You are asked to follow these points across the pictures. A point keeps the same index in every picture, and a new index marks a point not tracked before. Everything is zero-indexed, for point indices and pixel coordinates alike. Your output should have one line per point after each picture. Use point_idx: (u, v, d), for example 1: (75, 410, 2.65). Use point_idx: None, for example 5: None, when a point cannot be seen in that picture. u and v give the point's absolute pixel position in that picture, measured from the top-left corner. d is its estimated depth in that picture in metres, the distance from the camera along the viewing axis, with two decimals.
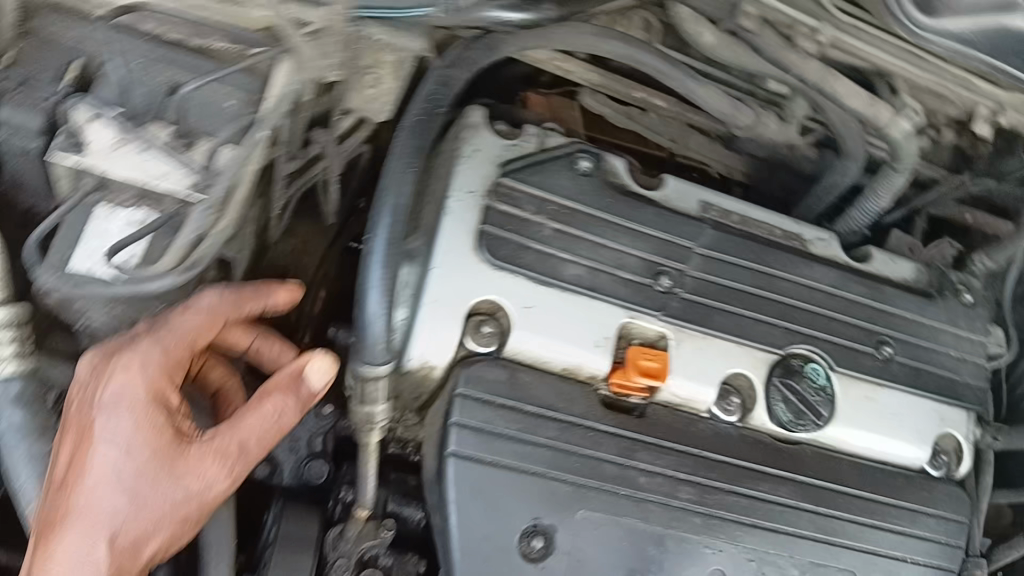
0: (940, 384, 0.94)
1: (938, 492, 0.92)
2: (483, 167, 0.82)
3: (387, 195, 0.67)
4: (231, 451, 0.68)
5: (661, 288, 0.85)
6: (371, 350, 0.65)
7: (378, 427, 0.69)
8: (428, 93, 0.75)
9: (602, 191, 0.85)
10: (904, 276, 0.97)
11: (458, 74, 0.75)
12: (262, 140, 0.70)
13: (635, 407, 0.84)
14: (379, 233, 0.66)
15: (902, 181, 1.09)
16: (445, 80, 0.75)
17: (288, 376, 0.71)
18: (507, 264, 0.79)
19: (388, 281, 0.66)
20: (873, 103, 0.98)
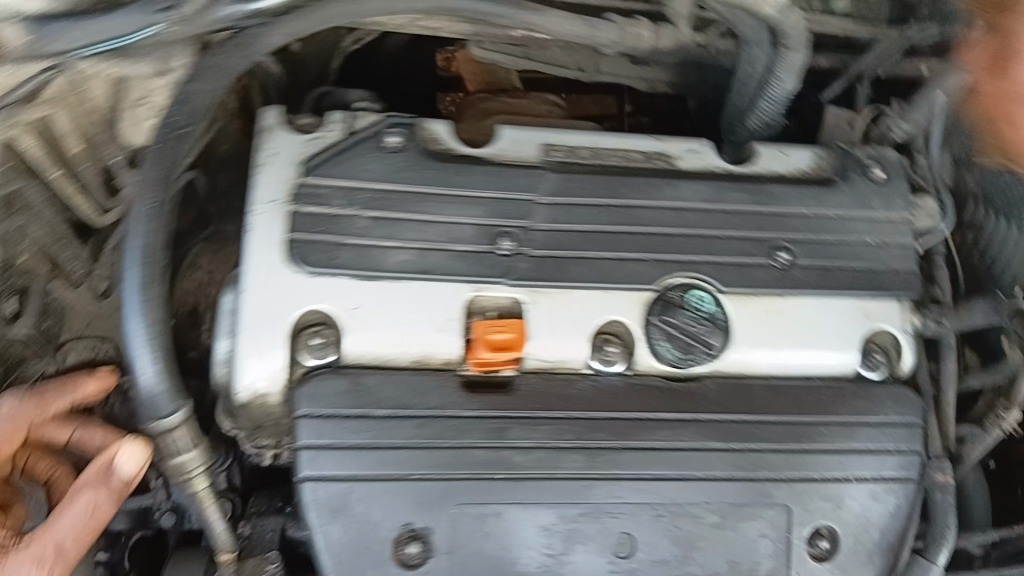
0: (859, 278, 0.83)
1: (879, 395, 0.82)
2: (283, 171, 0.77)
3: (135, 238, 0.64)
4: (43, 553, 0.69)
5: (503, 253, 0.78)
6: (155, 401, 0.64)
7: (200, 474, 0.68)
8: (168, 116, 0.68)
9: (418, 163, 0.78)
10: (800, 167, 0.86)
11: (199, 88, 0.69)
12: None
13: (510, 380, 0.78)
14: (131, 279, 0.63)
15: (801, 57, 0.97)
16: (186, 97, 0.69)
17: (97, 470, 0.72)
18: (323, 268, 0.75)
19: (152, 324, 0.64)
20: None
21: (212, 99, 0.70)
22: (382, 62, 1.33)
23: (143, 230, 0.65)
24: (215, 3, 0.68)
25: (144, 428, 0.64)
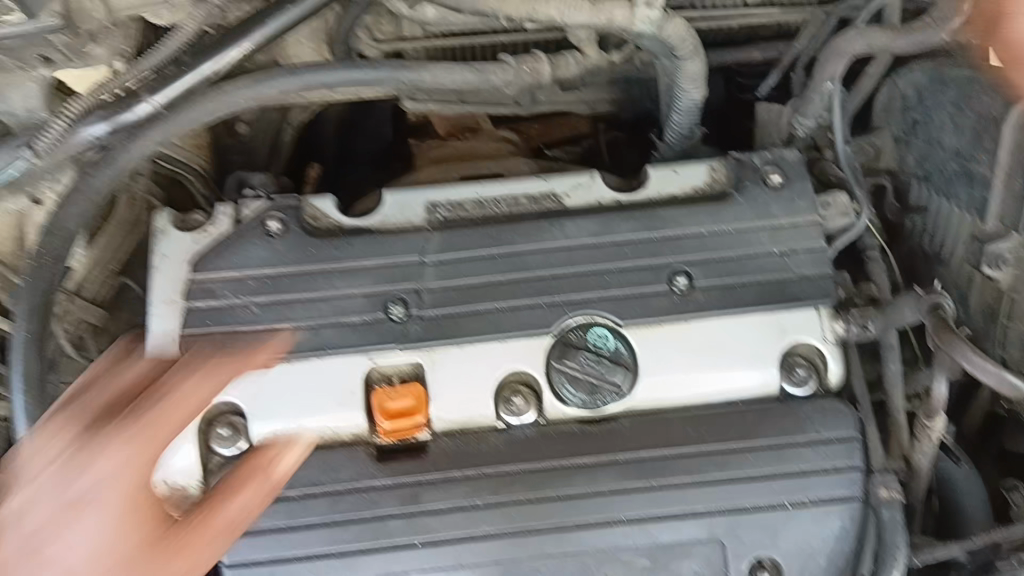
0: (768, 292, 0.81)
1: (801, 411, 0.80)
2: (176, 270, 0.79)
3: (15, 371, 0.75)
4: None
5: (394, 319, 0.79)
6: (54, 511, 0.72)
7: None
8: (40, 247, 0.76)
9: (301, 245, 0.80)
10: (694, 184, 0.84)
11: (68, 212, 0.76)
12: None
13: (422, 445, 0.78)
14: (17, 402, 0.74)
15: (699, 64, 0.95)
16: (56, 226, 0.76)
17: None
18: (220, 359, 0.77)
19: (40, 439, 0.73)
20: (596, 5, 0.86)
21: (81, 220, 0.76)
22: (330, 133, 1.36)
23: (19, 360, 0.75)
24: (75, 126, 0.75)
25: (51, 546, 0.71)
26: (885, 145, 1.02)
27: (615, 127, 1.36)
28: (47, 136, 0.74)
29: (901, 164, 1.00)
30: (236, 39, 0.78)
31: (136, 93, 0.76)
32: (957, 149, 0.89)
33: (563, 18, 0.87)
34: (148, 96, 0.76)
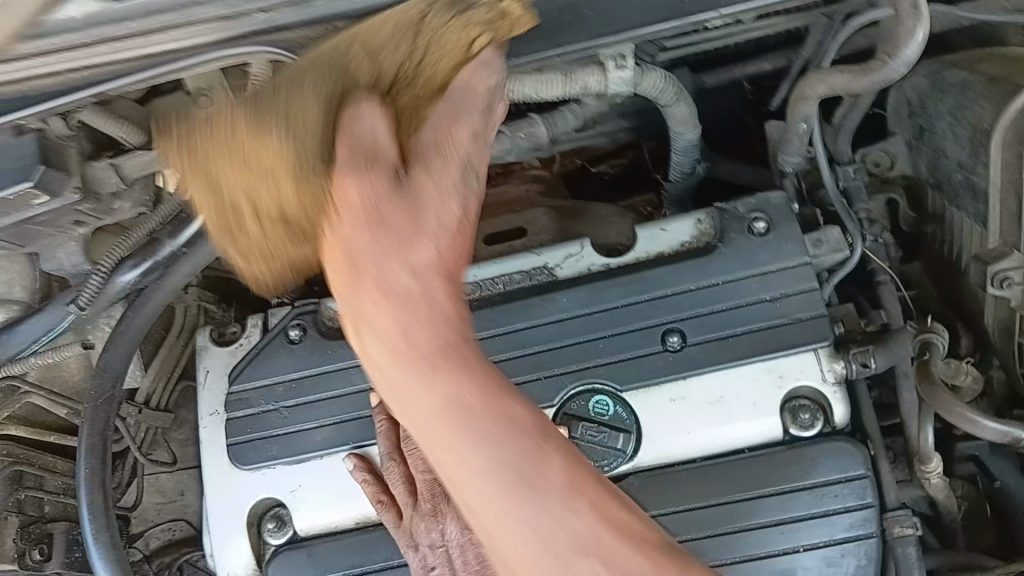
0: (761, 340, 0.80)
1: (812, 452, 0.79)
2: (219, 383, 0.90)
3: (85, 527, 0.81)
4: None
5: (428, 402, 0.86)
6: None
7: None
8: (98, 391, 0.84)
9: (317, 349, 0.88)
10: (680, 240, 0.85)
11: (113, 355, 0.84)
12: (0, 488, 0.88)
13: None
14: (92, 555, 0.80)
15: (685, 108, 0.94)
16: (106, 368, 0.84)
17: None
18: (259, 462, 0.86)
19: (111, 566, 0.79)
20: (569, 77, 0.88)
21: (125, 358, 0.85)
22: None
23: (86, 489, 0.81)
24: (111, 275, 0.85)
25: None
26: (900, 151, 0.99)
27: (658, 140, 1.25)
28: (87, 292, 0.85)
29: (916, 171, 0.97)
30: None
31: (157, 239, 0.86)
32: (958, 161, 0.86)
33: (539, 93, 0.88)
34: (168, 240, 0.85)
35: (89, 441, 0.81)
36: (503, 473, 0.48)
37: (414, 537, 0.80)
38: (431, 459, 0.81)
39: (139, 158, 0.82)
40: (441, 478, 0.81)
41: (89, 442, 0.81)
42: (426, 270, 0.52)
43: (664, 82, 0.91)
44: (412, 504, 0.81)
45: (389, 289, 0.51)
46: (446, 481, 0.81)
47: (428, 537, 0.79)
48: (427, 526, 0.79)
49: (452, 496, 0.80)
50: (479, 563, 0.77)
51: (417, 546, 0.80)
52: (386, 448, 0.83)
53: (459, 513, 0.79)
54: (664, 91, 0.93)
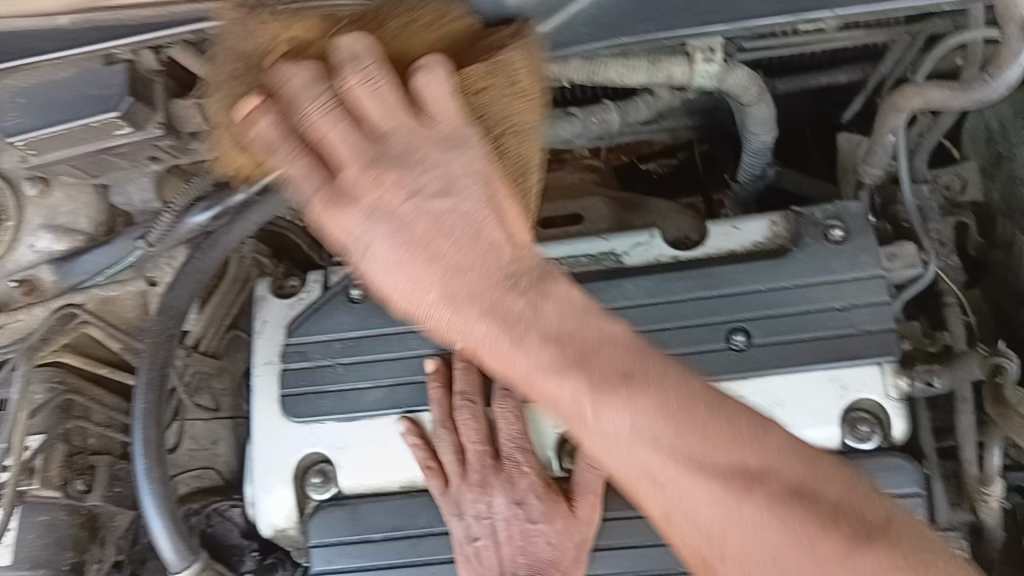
0: (827, 348, 0.81)
1: (864, 465, 0.80)
2: (275, 335, 0.90)
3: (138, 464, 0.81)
4: None
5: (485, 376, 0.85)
6: (171, 560, 0.81)
7: None
8: (161, 330, 0.84)
9: (377, 311, 0.88)
10: (753, 240, 0.84)
11: (178, 297, 0.84)
12: (46, 417, 0.88)
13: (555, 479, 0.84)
14: (144, 489, 0.81)
15: (767, 109, 0.92)
16: (170, 308, 0.84)
17: None
18: (310, 416, 0.87)
19: (160, 501, 0.81)
20: (654, 64, 0.84)
21: (188, 302, 0.85)
22: None
23: (140, 426, 0.81)
24: (182, 216, 0.85)
25: None
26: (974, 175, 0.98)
27: (710, 142, 1.23)
28: (158, 229, 0.85)
29: (987, 198, 0.97)
30: None
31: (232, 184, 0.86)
32: None
33: (622, 77, 0.86)
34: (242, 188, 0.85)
35: (148, 375, 0.82)
36: (695, 507, 0.51)
37: (459, 507, 0.81)
38: (483, 431, 0.82)
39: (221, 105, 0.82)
40: (491, 451, 0.81)
41: (148, 376, 0.82)
42: (562, 369, 0.54)
43: (748, 80, 0.88)
44: (461, 474, 0.82)
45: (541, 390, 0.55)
46: (496, 454, 0.82)
47: (474, 507, 0.80)
48: (475, 497, 0.80)
49: (503, 470, 0.80)
50: (524, 539, 0.79)
51: (462, 515, 0.81)
52: (440, 416, 0.83)
53: (509, 488, 0.80)
54: (749, 89, 0.89)
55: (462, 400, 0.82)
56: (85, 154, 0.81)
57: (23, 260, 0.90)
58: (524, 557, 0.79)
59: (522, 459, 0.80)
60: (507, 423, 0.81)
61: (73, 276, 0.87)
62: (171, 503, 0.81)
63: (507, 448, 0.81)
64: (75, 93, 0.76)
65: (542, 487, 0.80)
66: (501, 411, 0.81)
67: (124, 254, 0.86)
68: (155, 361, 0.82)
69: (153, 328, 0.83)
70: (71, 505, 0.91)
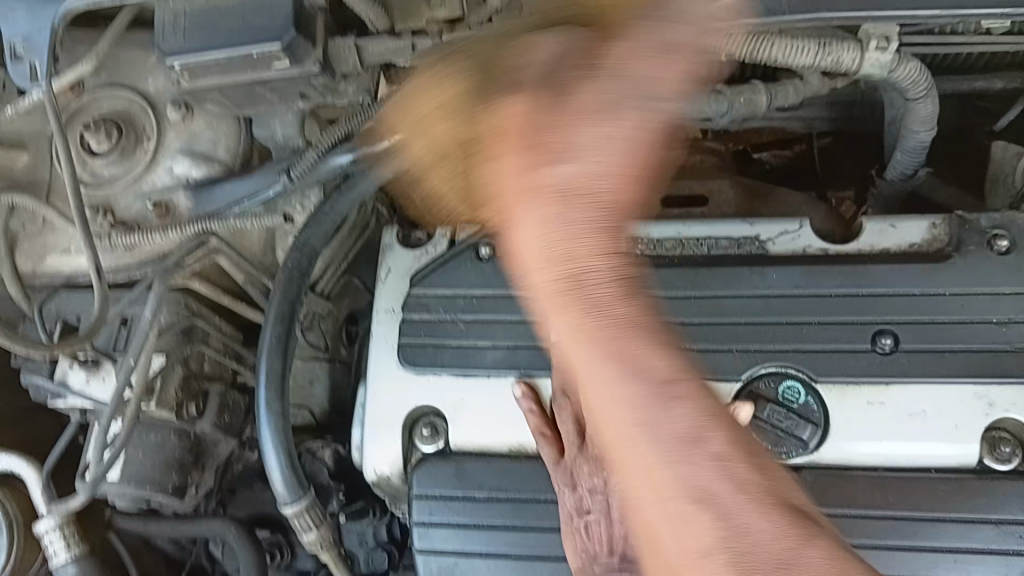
0: (977, 362, 0.77)
1: (1002, 489, 0.76)
2: (397, 284, 0.91)
3: (261, 393, 0.83)
4: None
5: None
6: (283, 492, 0.82)
7: (325, 550, 0.85)
8: (295, 265, 0.86)
9: (505, 271, 0.87)
10: (909, 241, 0.81)
11: (312, 233, 0.86)
12: (170, 339, 0.90)
13: None
14: (264, 419, 0.82)
15: (931, 105, 0.87)
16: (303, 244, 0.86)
17: None
18: (427, 368, 0.87)
19: (278, 439, 0.82)
20: (825, 48, 0.79)
21: (322, 239, 0.86)
22: None
23: (267, 359, 0.83)
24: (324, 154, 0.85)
25: (297, 528, 0.84)
26: None
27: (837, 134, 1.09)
28: (302, 166, 0.85)
29: None
30: None
31: None
32: None
33: (789, 57, 0.79)
34: None
35: (277, 315, 0.84)
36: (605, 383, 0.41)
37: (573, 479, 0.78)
38: None
39: (379, 41, 0.81)
40: None
41: (278, 313, 0.84)
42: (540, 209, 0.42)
43: (917, 75, 0.83)
44: (578, 447, 0.78)
45: (565, 244, 0.42)
46: None
47: (589, 481, 0.77)
48: (591, 471, 0.77)
49: None
50: None
51: (575, 486, 0.78)
52: (558, 385, 0.81)
53: None
54: (916, 83, 0.85)
55: None
56: (239, 82, 0.81)
57: (159, 183, 0.91)
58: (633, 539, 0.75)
59: None
60: None
61: (209, 205, 0.88)
62: (286, 435, 0.83)
63: None
64: (240, 18, 0.76)
65: None
66: None
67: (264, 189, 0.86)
68: (289, 293, 0.84)
69: (286, 263, 0.85)
70: (181, 428, 0.93)
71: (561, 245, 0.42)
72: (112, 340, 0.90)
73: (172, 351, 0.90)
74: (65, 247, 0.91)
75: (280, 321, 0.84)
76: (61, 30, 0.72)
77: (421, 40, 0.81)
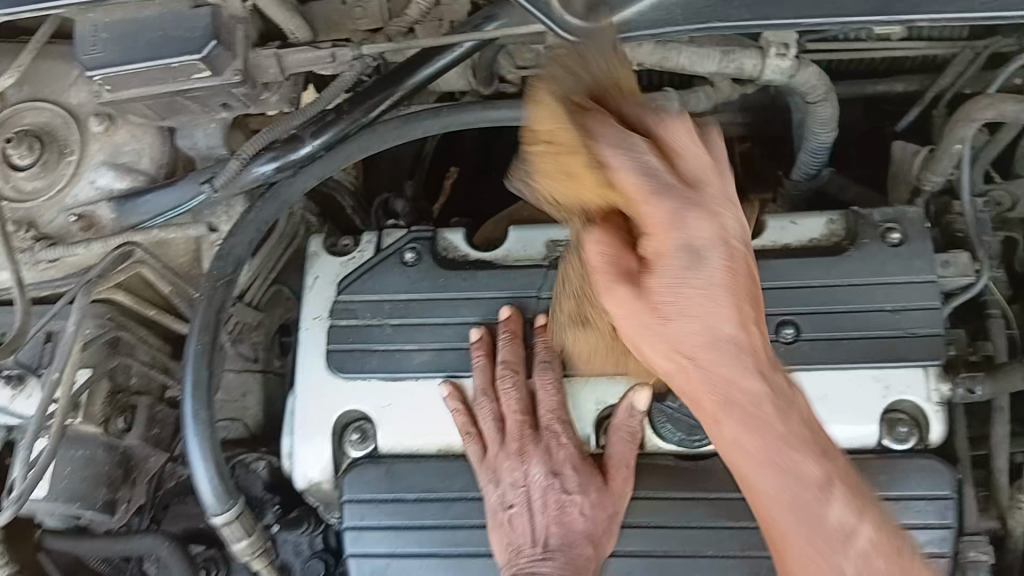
0: (875, 348, 0.82)
1: (901, 465, 0.80)
2: (324, 291, 0.92)
3: (187, 402, 0.83)
4: None
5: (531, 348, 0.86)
6: (212, 501, 0.83)
7: (256, 556, 0.86)
8: (222, 274, 0.86)
9: (429, 275, 0.90)
10: (811, 237, 0.86)
11: (237, 244, 0.87)
12: (95, 352, 0.90)
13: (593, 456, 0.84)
14: (189, 428, 0.83)
15: (830, 109, 0.92)
16: (229, 254, 0.87)
17: None
18: (356, 373, 0.88)
19: (204, 447, 0.82)
20: (726, 56, 0.84)
21: (248, 249, 0.87)
22: (469, 139, 1.29)
23: (192, 368, 0.83)
24: (248, 165, 0.86)
25: (227, 535, 0.85)
26: None
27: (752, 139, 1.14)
28: (224, 175, 0.86)
29: None
30: (388, 89, 0.86)
31: (300, 137, 0.87)
32: None
33: (691, 65, 0.85)
34: (309, 140, 0.87)
35: (202, 323, 0.84)
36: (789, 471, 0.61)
37: (496, 473, 0.81)
38: (525, 402, 0.82)
39: (300, 52, 0.83)
40: (531, 421, 0.81)
41: (203, 322, 0.84)
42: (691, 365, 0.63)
43: (815, 81, 0.89)
44: (499, 443, 0.81)
45: (682, 340, 0.61)
46: (535, 424, 0.81)
47: (511, 475, 0.80)
48: (512, 465, 0.80)
49: (541, 440, 0.80)
50: (559, 510, 0.78)
51: (499, 482, 0.80)
52: (480, 384, 0.84)
53: (547, 457, 0.79)
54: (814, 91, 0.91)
55: (504, 369, 0.83)
56: (159, 94, 0.82)
57: (82, 195, 0.91)
58: (558, 527, 0.77)
59: (563, 430, 0.80)
60: (549, 395, 0.81)
61: (134, 216, 0.88)
62: (213, 444, 0.83)
63: (546, 418, 0.81)
64: (159, 31, 0.77)
65: (580, 460, 0.79)
66: (542, 382, 0.81)
67: (186, 197, 0.87)
68: (214, 300, 0.85)
69: (213, 272, 0.86)
70: (109, 443, 0.92)
71: (689, 301, 0.60)
72: (37, 355, 0.89)
73: (98, 363, 0.90)
74: None
75: (206, 328, 0.84)
76: None
77: (341, 49, 0.83)
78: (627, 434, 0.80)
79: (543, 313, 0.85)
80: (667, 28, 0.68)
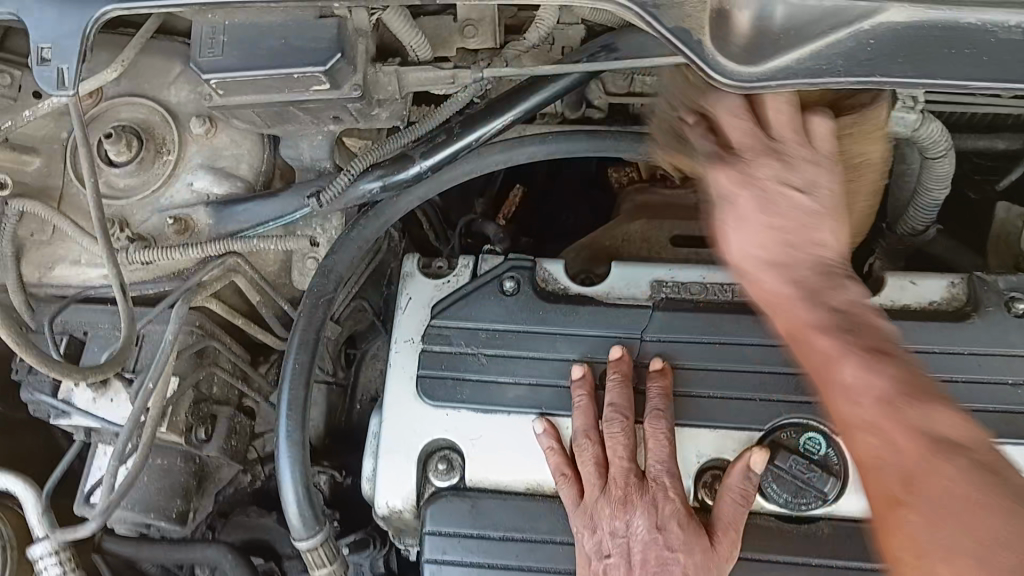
0: (993, 422, 0.79)
1: None
2: (418, 314, 0.90)
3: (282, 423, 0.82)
4: None
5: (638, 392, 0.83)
6: (299, 526, 0.81)
7: None
8: (320, 293, 0.85)
9: (529, 306, 0.87)
10: (930, 299, 0.83)
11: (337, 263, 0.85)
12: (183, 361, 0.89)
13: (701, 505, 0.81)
14: (281, 450, 0.81)
15: (949, 165, 0.85)
16: (330, 271, 0.85)
17: None
18: (447, 402, 0.86)
19: (295, 467, 0.81)
20: None
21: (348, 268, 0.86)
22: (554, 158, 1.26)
23: (288, 388, 0.82)
24: (355, 181, 0.84)
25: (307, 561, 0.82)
26: None
27: None
28: (332, 189, 0.84)
29: None
30: (500, 112, 0.83)
31: (409, 155, 0.84)
32: None
33: None
34: (418, 160, 0.84)
35: (301, 343, 0.83)
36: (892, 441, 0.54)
37: (594, 520, 0.78)
38: (630, 448, 0.79)
39: (421, 72, 0.80)
40: (636, 469, 0.79)
41: (303, 340, 0.83)
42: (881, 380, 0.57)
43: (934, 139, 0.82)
44: (601, 489, 0.78)
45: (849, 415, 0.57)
46: (640, 473, 0.79)
47: (611, 524, 0.77)
48: (613, 513, 0.77)
49: (647, 491, 0.77)
50: (660, 566, 0.75)
51: (595, 529, 0.77)
52: (582, 425, 0.81)
53: (652, 510, 0.76)
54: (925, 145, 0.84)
55: (611, 412, 0.80)
56: (272, 101, 0.79)
57: (178, 198, 0.89)
58: None
59: (670, 483, 0.78)
60: (656, 444, 0.79)
61: (231, 225, 0.87)
62: (303, 467, 0.81)
63: (654, 468, 0.78)
64: (280, 39, 0.74)
65: (686, 517, 0.76)
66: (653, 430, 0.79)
67: (292, 209, 0.85)
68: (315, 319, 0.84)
69: (314, 291, 0.85)
70: (189, 452, 0.93)
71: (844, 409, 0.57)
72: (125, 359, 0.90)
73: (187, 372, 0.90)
74: (75, 259, 0.91)
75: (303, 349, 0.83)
76: (91, 37, 0.68)
77: (462, 72, 0.80)
78: (734, 494, 0.77)
79: (656, 357, 0.83)
80: (828, 79, 0.60)
